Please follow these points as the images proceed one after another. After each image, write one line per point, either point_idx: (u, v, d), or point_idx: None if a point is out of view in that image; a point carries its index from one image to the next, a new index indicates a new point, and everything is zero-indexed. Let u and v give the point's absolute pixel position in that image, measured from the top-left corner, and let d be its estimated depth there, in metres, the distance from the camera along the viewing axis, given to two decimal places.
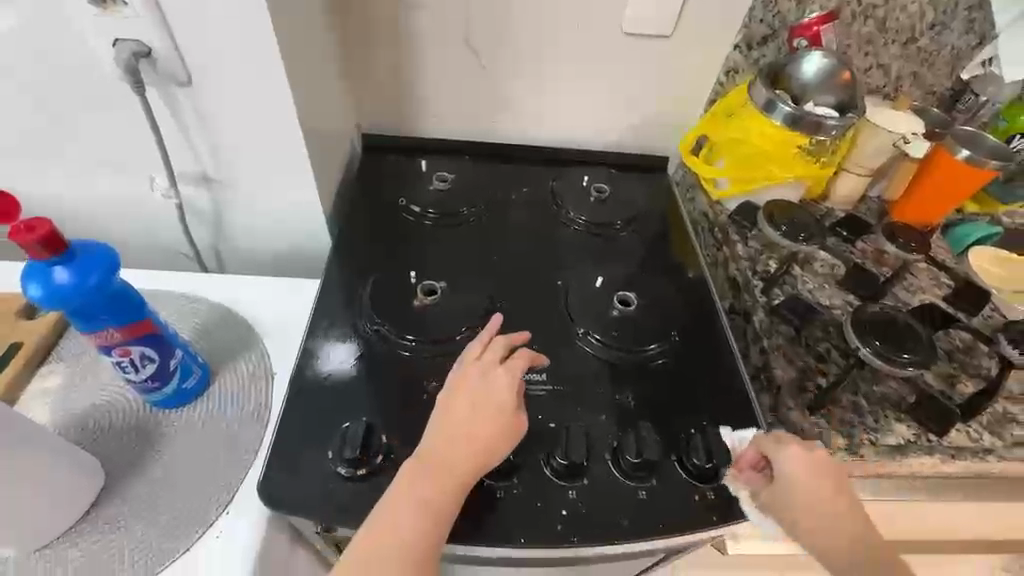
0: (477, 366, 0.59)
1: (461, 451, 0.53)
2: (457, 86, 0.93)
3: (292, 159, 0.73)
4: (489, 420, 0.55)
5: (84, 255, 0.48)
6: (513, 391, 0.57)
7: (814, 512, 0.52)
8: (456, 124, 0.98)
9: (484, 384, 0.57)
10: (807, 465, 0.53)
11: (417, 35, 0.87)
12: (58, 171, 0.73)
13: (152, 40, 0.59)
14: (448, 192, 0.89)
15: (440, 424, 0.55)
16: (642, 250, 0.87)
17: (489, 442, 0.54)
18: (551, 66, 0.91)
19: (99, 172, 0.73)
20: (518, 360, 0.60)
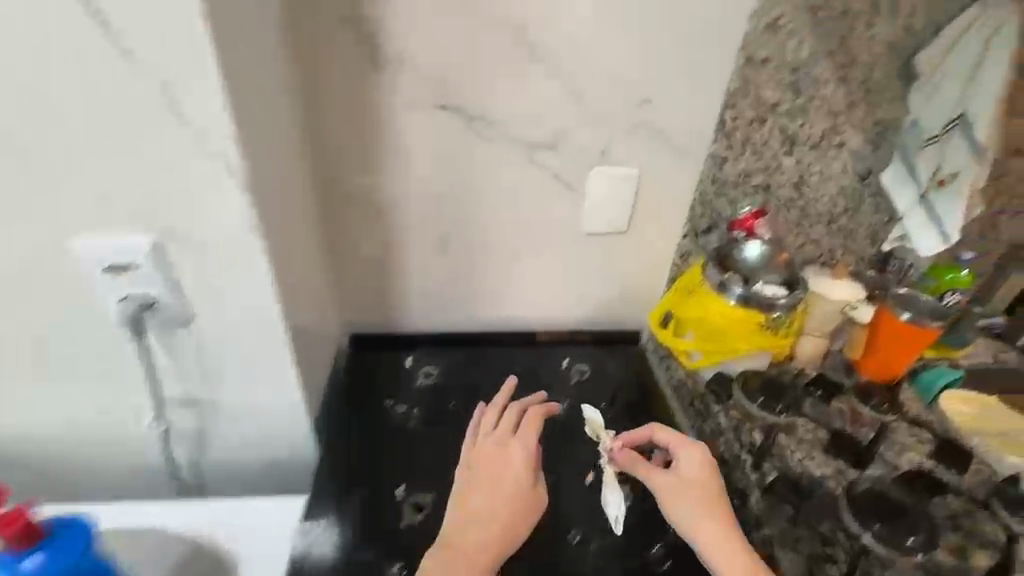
0: (491, 442, 0.75)
1: (489, 525, 0.68)
2: (438, 283, 1.00)
3: (279, 376, 0.75)
4: (512, 489, 0.70)
5: (59, 534, 0.50)
6: (529, 457, 0.74)
7: (706, 495, 0.69)
8: (439, 316, 1.04)
9: (500, 456, 0.74)
10: (689, 460, 0.72)
11: (400, 246, 0.95)
12: (44, 406, 0.74)
13: (156, 293, 0.64)
14: (434, 387, 0.94)
15: (462, 496, 0.71)
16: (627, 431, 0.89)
17: (509, 517, 0.69)
18: (522, 262, 0.99)
19: (87, 404, 0.74)
20: (531, 423, 0.77)
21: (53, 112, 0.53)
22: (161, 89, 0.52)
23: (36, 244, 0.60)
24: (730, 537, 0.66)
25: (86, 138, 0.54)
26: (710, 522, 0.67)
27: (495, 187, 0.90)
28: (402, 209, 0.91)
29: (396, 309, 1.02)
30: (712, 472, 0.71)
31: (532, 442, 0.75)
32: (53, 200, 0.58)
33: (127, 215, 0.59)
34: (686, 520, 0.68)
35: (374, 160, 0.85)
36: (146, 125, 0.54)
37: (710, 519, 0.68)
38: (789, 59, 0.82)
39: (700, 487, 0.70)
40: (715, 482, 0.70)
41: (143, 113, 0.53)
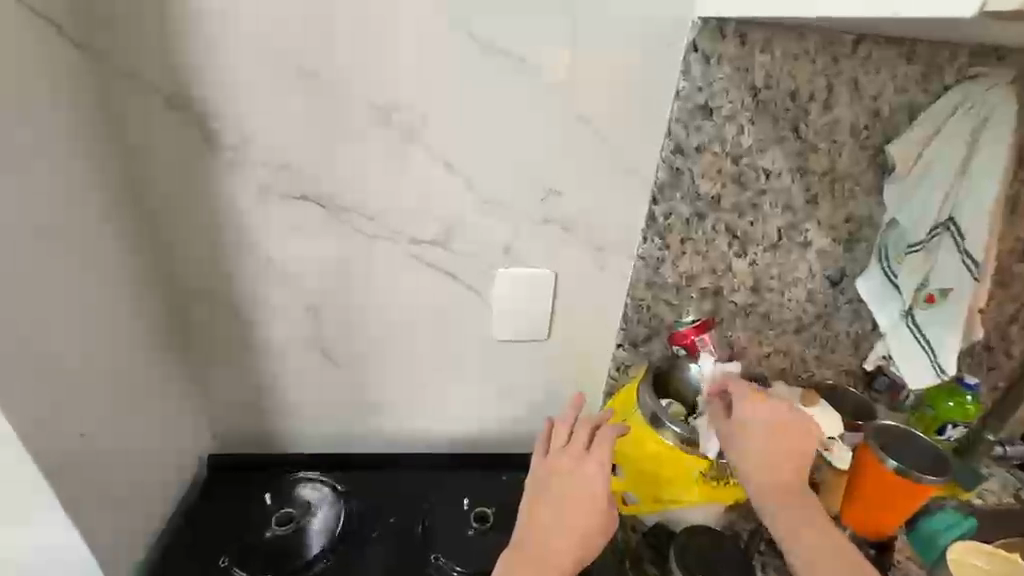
0: (565, 457, 0.67)
1: (568, 542, 0.62)
2: (323, 394, 0.83)
3: (58, 548, 0.57)
4: (584, 504, 0.64)
5: None
6: (606, 479, 0.66)
7: (786, 457, 0.66)
8: (327, 430, 0.86)
9: (578, 477, 0.66)
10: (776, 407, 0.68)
11: (270, 354, 0.78)
12: None
13: None
14: (296, 539, 0.74)
15: (532, 518, 0.64)
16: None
17: (588, 532, 0.63)
18: (424, 373, 0.82)
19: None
20: (604, 445, 0.67)
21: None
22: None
23: None
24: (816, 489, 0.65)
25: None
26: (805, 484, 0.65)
27: (381, 288, 0.74)
28: (268, 313, 0.75)
29: (273, 424, 0.84)
30: (781, 426, 0.67)
31: (607, 463, 0.66)
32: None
33: None
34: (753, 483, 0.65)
35: (227, 258, 0.70)
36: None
37: (794, 494, 0.64)
38: (731, 147, 0.67)
39: (773, 435, 0.66)
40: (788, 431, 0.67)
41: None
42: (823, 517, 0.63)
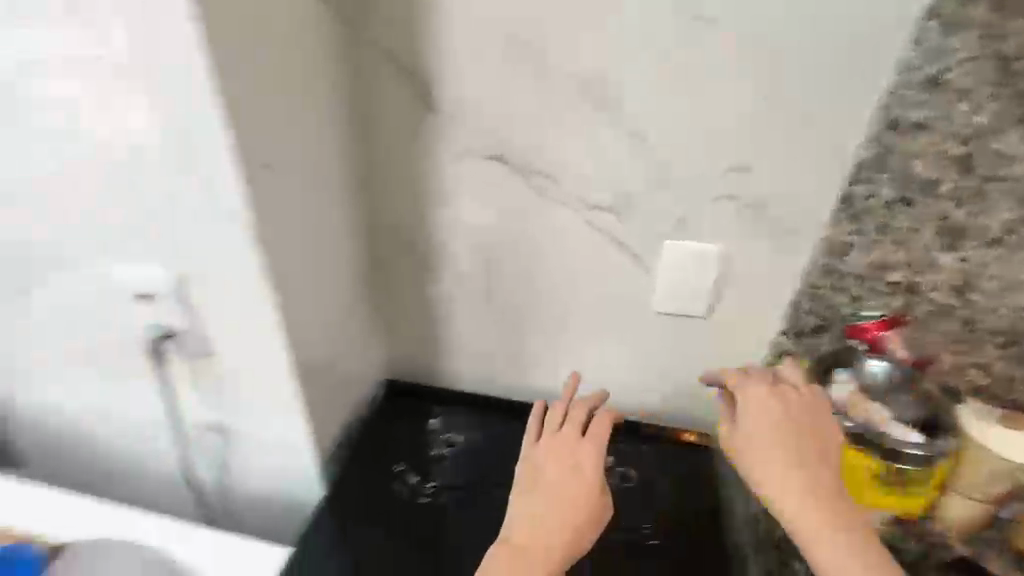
0: (561, 441, 0.70)
1: (558, 517, 0.63)
2: (484, 343, 0.91)
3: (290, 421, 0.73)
4: (579, 497, 0.65)
5: None
6: (598, 463, 0.68)
7: (785, 457, 0.60)
8: (481, 376, 0.95)
9: (563, 454, 0.69)
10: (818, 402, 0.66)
11: (445, 301, 0.88)
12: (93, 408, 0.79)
13: (179, 327, 0.66)
14: (455, 462, 0.84)
15: (529, 482, 0.67)
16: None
17: (577, 519, 0.64)
18: (577, 335, 0.87)
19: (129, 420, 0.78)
20: (600, 426, 0.71)
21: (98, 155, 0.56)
22: (177, 140, 0.53)
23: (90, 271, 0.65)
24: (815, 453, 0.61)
25: (122, 180, 0.57)
26: (767, 454, 0.60)
27: (551, 250, 0.80)
28: (451, 263, 0.85)
29: (437, 363, 0.95)
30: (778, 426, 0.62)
31: (602, 446, 0.70)
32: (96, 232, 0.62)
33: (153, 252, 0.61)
34: (785, 491, 0.58)
35: (424, 212, 0.81)
36: (165, 172, 0.55)
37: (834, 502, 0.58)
38: (959, 127, 0.60)
39: (777, 436, 0.61)
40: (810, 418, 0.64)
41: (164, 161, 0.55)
42: (857, 538, 0.56)
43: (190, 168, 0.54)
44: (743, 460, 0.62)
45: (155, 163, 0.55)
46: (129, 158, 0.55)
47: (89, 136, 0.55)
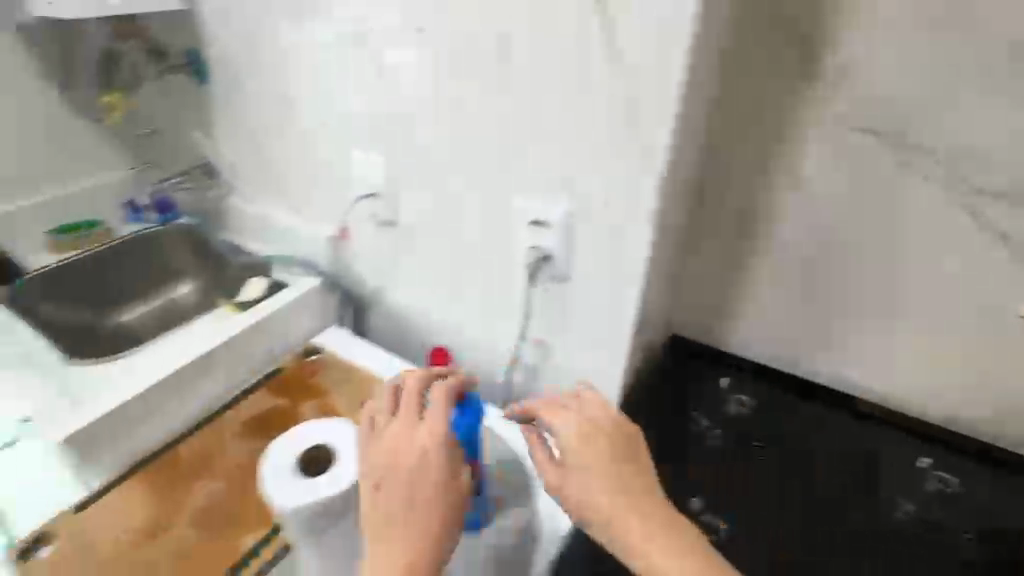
0: (384, 440, 0.58)
1: (404, 532, 0.53)
2: (785, 318, 0.91)
3: (616, 345, 0.83)
4: (416, 466, 0.56)
5: (474, 405, 0.65)
6: (435, 449, 0.57)
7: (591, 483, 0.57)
8: (768, 350, 0.95)
9: (401, 436, 0.58)
10: (596, 410, 0.63)
11: (755, 269, 0.89)
12: (446, 304, 0.99)
13: (554, 248, 0.79)
14: (747, 417, 0.86)
15: (380, 469, 0.56)
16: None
17: (414, 557, 0.52)
18: (900, 325, 0.82)
19: (474, 318, 0.96)
20: (436, 396, 0.62)
21: (548, 94, 0.69)
22: (630, 86, 0.63)
23: (493, 191, 0.81)
24: (653, 522, 0.54)
25: (560, 116, 0.70)
26: (599, 471, 0.57)
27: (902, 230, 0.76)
28: (775, 231, 0.85)
29: (722, 329, 0.97)
30: (584, 441, 0.60)
31: (440, 411, 0.60)
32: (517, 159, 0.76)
33: (562, 181, 0.74)
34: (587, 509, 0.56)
35: (765, 176, 0.82)
36: (605, 113, 0.66)
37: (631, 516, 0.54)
38: None
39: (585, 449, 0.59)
40: (592, 445, 0.59)
41: (608, 103, 0.66)
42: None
43: (630, 112, 0.64)
44: (575, 452, 0.59)
45: (599, 103, 0.66)
46: (575, 100, 0.68)
47: (546, 77, 0.69)
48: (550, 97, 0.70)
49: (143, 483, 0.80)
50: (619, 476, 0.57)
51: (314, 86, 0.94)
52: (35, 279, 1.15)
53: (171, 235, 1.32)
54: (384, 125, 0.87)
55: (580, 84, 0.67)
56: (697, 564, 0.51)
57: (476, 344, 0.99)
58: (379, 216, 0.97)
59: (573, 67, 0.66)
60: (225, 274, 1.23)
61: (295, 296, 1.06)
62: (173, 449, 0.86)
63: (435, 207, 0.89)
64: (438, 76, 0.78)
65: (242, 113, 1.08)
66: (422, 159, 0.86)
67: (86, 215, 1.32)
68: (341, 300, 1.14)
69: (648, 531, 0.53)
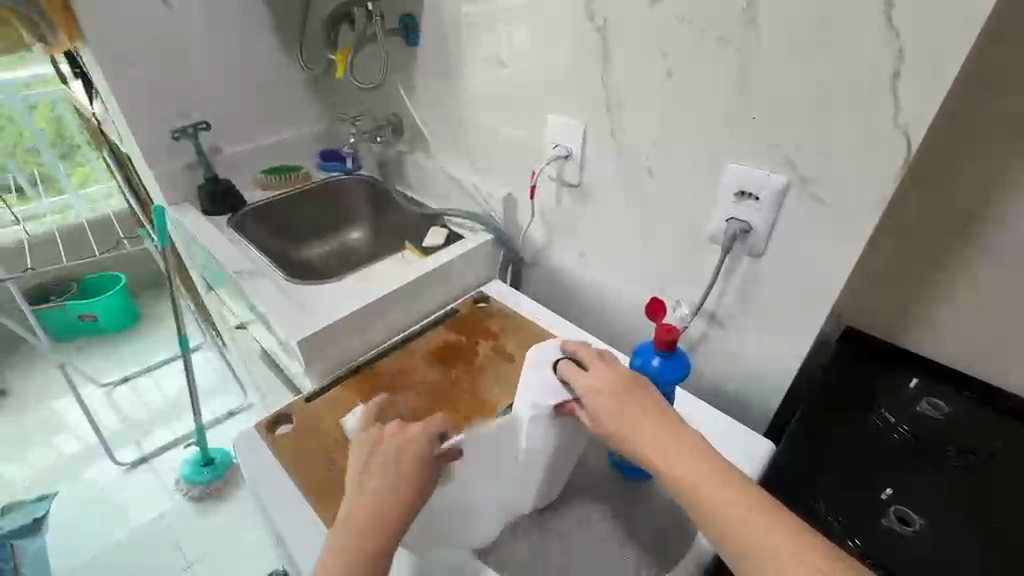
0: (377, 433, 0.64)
1: (375, 520, 0.58)
2: (991, 324, 0.85)
3: (802, 329, 0.82)
4: (415, 462, 0.61)
5: (679, 360, 0.69)
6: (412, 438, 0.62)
7: (604, 412, 0.63)
8: (961, 355, 0.89)
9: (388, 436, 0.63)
10: (614, 378, 0.64)
11: (965, 269, 0.84)
12: (616, 270, 1.04)
13: (755, 222, 0.79)
14: (938, 422, 0.81)
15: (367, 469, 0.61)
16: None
17: (376, 519, 0.58)
18: None
19: (644, 284, 1.00)
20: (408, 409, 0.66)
21: (788, 65, 0.68)
22: (895, 58, 0.61)
23: (698, 162, 0.82)
24: (670, 447, 0.58)
25: (798, 92, 0.69)
26: (634, 428, 0.61)
27: None
28: (1001, 234, 0.79)
29: (909, 328, 0.92)
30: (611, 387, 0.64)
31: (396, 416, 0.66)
32: (735, 132, 0.76)
33: (783, 156, 0.73)
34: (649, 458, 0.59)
35: (1006, 170, 0.75)
36: (856, 90, 0.64)
37: (670, 451, 0.58)
38: None
39: (607, 397, 0.63)
40: (602, 392, 0.63)
41: (862, 80, 0.64)
42: (706, 474, 0.56)
43: (888, 85, 0.62)
44: (612, 419, 0.62)
45: (850, 80, 0.64)
46: (817, 73, 0.66)
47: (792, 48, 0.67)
48: (792, 70, 0.68)
49: (353, 389, 0.93)
50: (629, 423, 0.61)
51: (519, 50, 0.99)
52: (252, 212, 1.35)
53: (354, 183, 1.48)
54: (589, 91, 0.91)
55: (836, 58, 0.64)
56: (723, 489, 0.55)
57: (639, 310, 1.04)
58: (565, 178, 1.02)
59: (830, 39, 0.64)
60: (403, 224, 1.40)
61: (470, 247, 1.17)
62: (372, 365, 0.98)
63: (628, 173, 0.92)
64: (660, 42, 0.79)
65: (443, 75, 1.18)
66: (623, 126, 0.89)
67: (283, 160, 1.51)
68: (504, 256, 1.23)
69: (696, 469, 0.56)
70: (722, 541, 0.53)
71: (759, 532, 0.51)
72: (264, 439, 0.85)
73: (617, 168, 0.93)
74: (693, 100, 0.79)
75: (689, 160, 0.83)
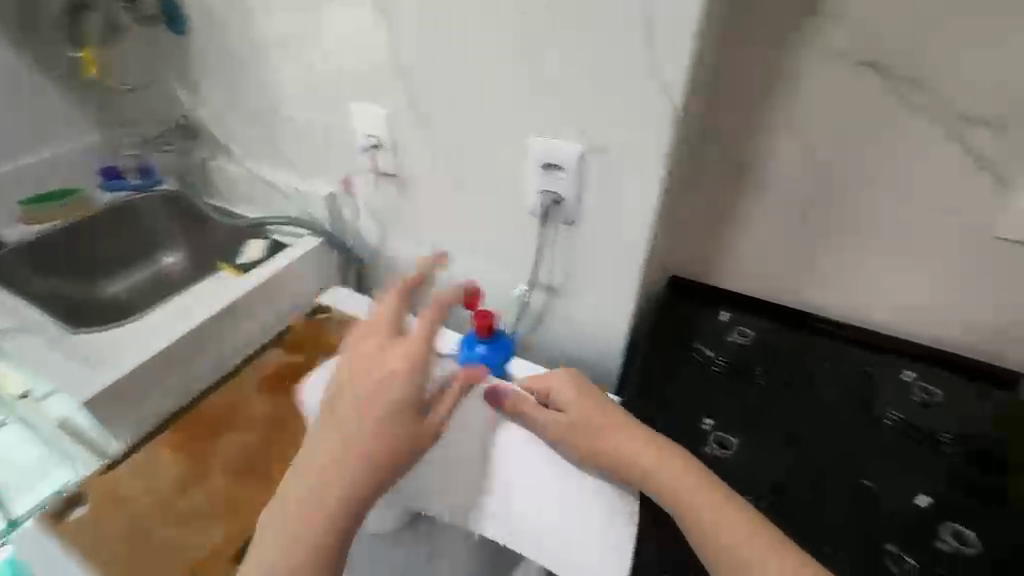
0: (366, 343, 0.62)
1: (344, 448, 0.56)
2: (780, 253, 0.96)
3: (626, 287, 0.87)
4: (400, 386, 0.58)
5: None
6: (407, 369, 0.59)
7: (579, 423, 0.66)
8: (761, 285, 1.00)
9: (373, 353, 0.61)
10: (589, 400, 0.67)
11: (752, 207, 0.94)
12: (453, 257, 1.01)
13: (566, 192, 0.80)
14: (745, 347, 0.91)
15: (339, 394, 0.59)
16: (993, 475, 0.74)
17: (355, 455, 0.55)
18: (880, 252, 0.89)
19: (482, 267, 0.98)
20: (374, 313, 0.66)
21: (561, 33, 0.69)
22: (647, 21, 0.64)
23: (503, 138, 0.81)
24: (643, 454, 0.61)
25: (575, 60, 0.70)
26: (630, 442, 0.63)
27: (885, 160, 0.81)
28: (772, 173, 0.89)
29: (719, 266, 1.02)
30: (578, 399, 0.68)
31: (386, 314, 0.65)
32: (531, 103, 0.76)
33: (575, 124, 0.74)
34: (643, 473, 0.61)
35: (765, 115, 0.84)
36: (623, 52, 0.67)
37: (637, 451, 0.62)
38: None
39: (578, 405, 0.67)
40: (573, 405, 0.67)
41: (625, 41, 0.66)
42: (695, 484, 0.58)
43: (648, 45, 0.65)
44: (581, 430, 0.65)
45: (617, 45, 0.67)
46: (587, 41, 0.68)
47: (562, 16, 0.68)
48: (566, 38, 0.69)
49: (169, 442, 0.80)
50: (604, 433, 0.64)
51: (309, 35, 0.91)
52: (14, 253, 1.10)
53: (151, 202, 1.27)
54: (387, 74, 0.86)
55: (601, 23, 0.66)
56: (697, 490, 0.58)
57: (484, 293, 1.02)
58: (383, 168, 0.96)
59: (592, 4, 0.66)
60: (219, 242, 1.23)
61: (297, 255, 1.06)
62: (192, 409, 0.85)
63: (442, 157, 0.88)
64: (443, 17, 0.76)
65: (230, 68, 1.04)
66: (427, 108, 0.85)
67: (55, 185, 1.25)
68: (341, 259, 1.14)
69: (673, 475, 0.59)
70: (690, 530, 0.57)
71: (724, 528, 0.55)
72: (52, 531, 0.70)
73: (432, 152, 0.89)
74: (486, 74, 0.77)
75: (496, 137, 0.82)
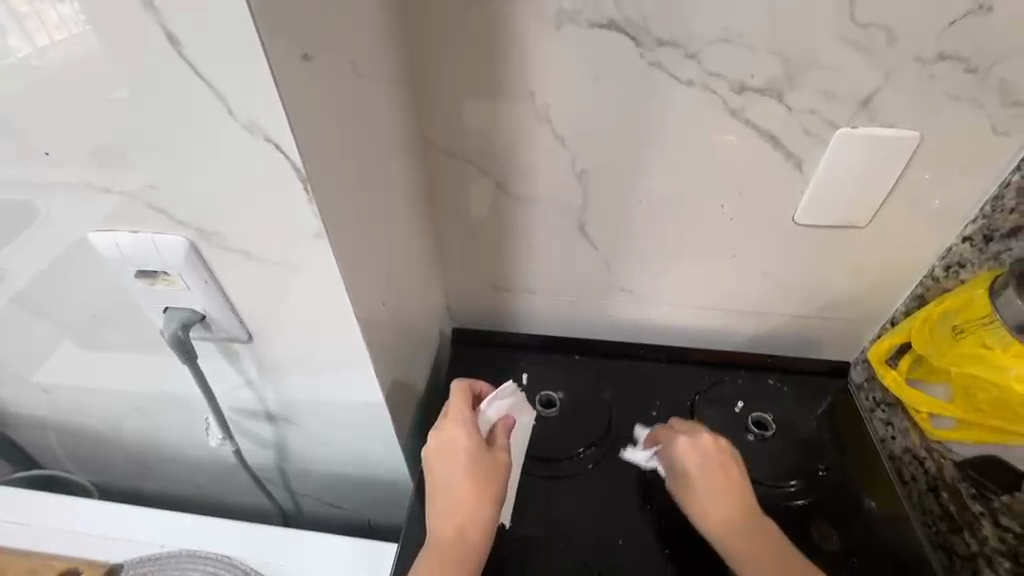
0: (456, 429, 0.60)
1: (451, 525, 0.56)
2: (572, 277, 0.74)
3: (362, 399, 0.59)
4: (478, 455, 0.59)
5: None
6: (470, 427, 0.60)
7: (711, 482, 0.59)
8: (565, 315, 0.79)
9: (461, 430, 0.60)
10: (703, 447, 0.61)
11: (520, 230, 0.70)
12: (117, 389, 0.67)
13: (203, 306, 0.50)
14: (556, 423, 0.70)
15: (439, 473, 0.58)
16: (835, 532, 0.64)
17: (459, 527, 0.56)
18: (685, 259, 0.69)
19: (166, 395, 0.65)
20: (457, 403, 0.62)
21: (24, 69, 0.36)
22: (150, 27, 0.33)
23: (63, 245, 0.49)
24: (735, 517, 0.58)
25: (79, 110, 0.38)
26: (716, 496, 0.59)
27: (663, 151, 0.60)
28: (529, 186, 0.65)
29: (511, 301, 0.79)
30: (707, 456, 0.60)
31: (461, 409, 0.61)
32: (68, 189, 0.43)
33: (155, 209, 0.43)
34: (711, 522, 0.58)
35: (496, 114, 0.59)
36: (144, 89, 0.36)
37: (744, 530, 0.57)
38: None
39: (710, 465, 0.60)
40: (694, 457, 0.61)
41: (136, 67, 0.35)
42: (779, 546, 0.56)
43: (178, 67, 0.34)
44: (699, 495, 0.59)
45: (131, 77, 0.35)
46: (73, 82, 0.36)
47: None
48: (39, 71, 0.36)
49: None
50: (714, 487, 0.59)
51: None
52: None
53: None
54: None
55: (77, 32, 0.34)
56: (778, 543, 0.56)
57: (192, 425, 0.70)
58: None
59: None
60: None
61: None
62: None
63: (5, 273, 0.54)
64: None
65: None
66: None
67: None
68: None
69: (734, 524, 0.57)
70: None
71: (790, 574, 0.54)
72: None
73: None
74: None
75: (51, 245, 0.49)
